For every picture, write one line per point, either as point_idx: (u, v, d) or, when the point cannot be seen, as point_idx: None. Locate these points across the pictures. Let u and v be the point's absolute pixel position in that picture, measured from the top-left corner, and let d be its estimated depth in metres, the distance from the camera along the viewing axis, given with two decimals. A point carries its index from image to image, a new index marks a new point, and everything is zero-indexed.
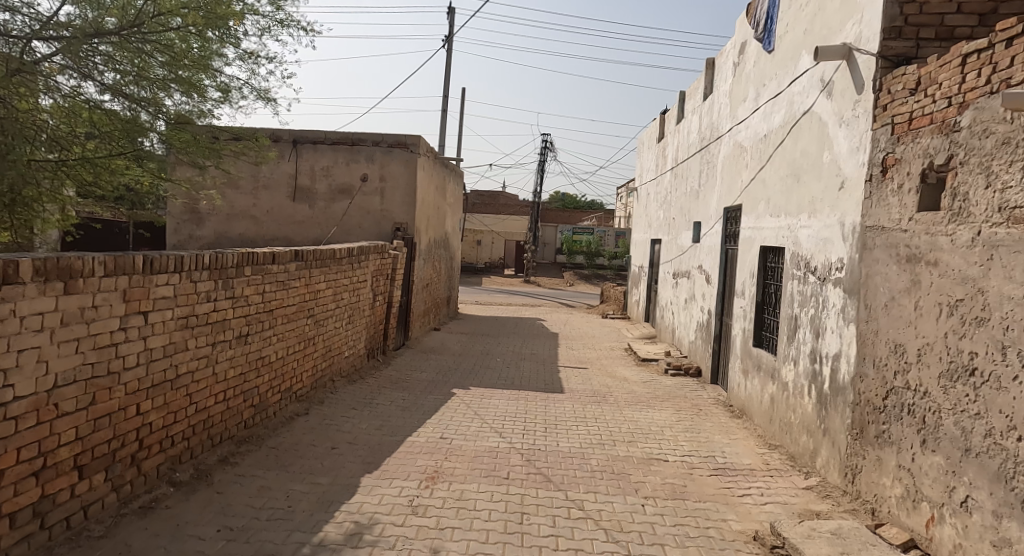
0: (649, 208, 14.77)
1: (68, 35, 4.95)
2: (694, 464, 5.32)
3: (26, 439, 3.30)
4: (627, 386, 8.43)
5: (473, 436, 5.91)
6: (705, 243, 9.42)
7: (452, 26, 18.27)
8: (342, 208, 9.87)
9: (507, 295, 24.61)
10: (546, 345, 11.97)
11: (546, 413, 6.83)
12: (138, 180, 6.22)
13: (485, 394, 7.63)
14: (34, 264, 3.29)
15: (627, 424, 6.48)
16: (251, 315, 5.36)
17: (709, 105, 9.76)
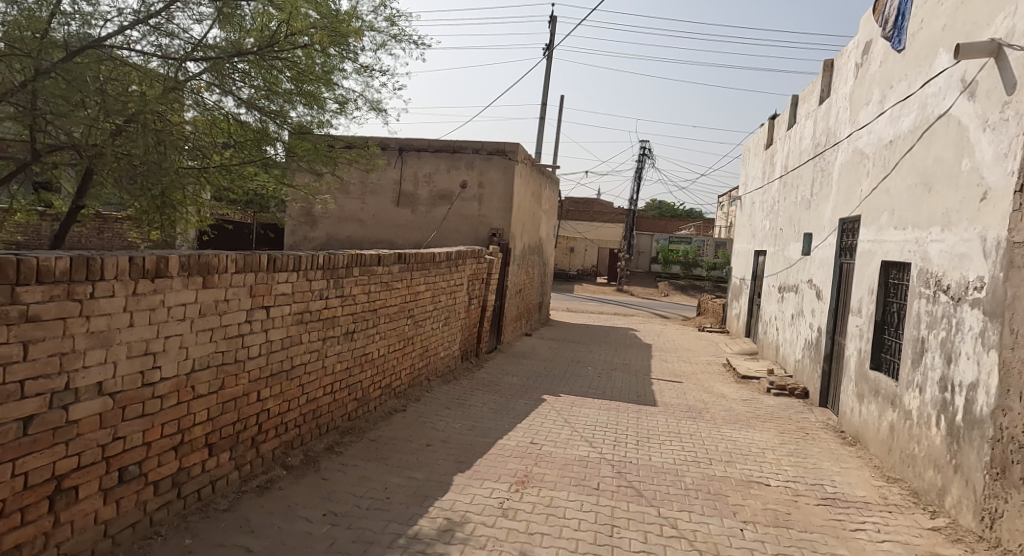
0: (754, 218, 14.35)
1: (214, 56, 5.44)
2: (801, 491, 5.17)
3: (168, 416, 3.68)
4: (725, 403, 8.27)
5: (564, 444, 6.00)
6: (817, 256, 9.08)
7: (552, 34, 18.53)
8: (441, 213, 10.22)
9: (600, 303, 24.52)
10: (640, 356, 11.87)
11: (638, 425, 6.84)
12: (264, 185, 6.78)
13: (576, 402, 7.70)
14: (180, 260, 3.65)
15: (726, 443, 6.37)
16: (357, 313, 5.69)
17: (826, 110, 9.41)
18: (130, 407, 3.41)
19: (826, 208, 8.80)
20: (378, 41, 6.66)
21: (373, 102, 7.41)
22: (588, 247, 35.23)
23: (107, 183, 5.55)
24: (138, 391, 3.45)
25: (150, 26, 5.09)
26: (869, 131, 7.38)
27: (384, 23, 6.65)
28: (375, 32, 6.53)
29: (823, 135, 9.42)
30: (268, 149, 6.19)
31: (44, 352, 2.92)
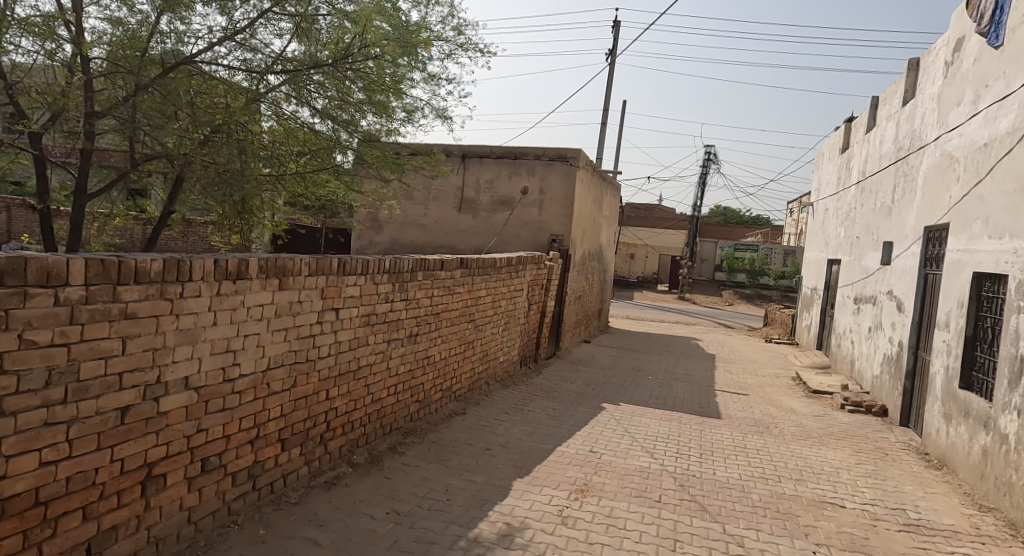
0: (828, 226, 13.91)
1: (293, 68, 5.78)
2: (880, 516, 5.00)
3: (246, 411, 3.87)
4: (795, 418, 8.05)
5: (623, 454, 5.98)
6: (898, 265, 8.75)
7: (615, 38, 18.44)
8: (502, 218, 10.32)
9: (661, 311, 24.19)
10: (702, 366, 11.67)
11: (701, 438, 6.75)
12: (334, 192, 7.05)
13: (636, 411, 7.65)
14: (259, 262, 3.84)
15: (795, 460, 6.22)
16: (421, 316, 5.83)
17: (911, 111, 9.05)
18: (212, 401, 3.60)
19: (910, 215, 8.48)
20: (446, 50, 6.80)
21: (439, 109, 7.58)
22: (648, 253, 34.82)
23: (195, 189, 5.92)
24: (219, 386, 3.64)
25: (237, 42, 5.37)
26: (959, 133, 7.08)
27: (451, 32, 6.79)
28: (444, 41, 6.68)
29: (906, 138, 9.08)
30: (339, 157, 6.44)
31: (138, 347, 3.12)
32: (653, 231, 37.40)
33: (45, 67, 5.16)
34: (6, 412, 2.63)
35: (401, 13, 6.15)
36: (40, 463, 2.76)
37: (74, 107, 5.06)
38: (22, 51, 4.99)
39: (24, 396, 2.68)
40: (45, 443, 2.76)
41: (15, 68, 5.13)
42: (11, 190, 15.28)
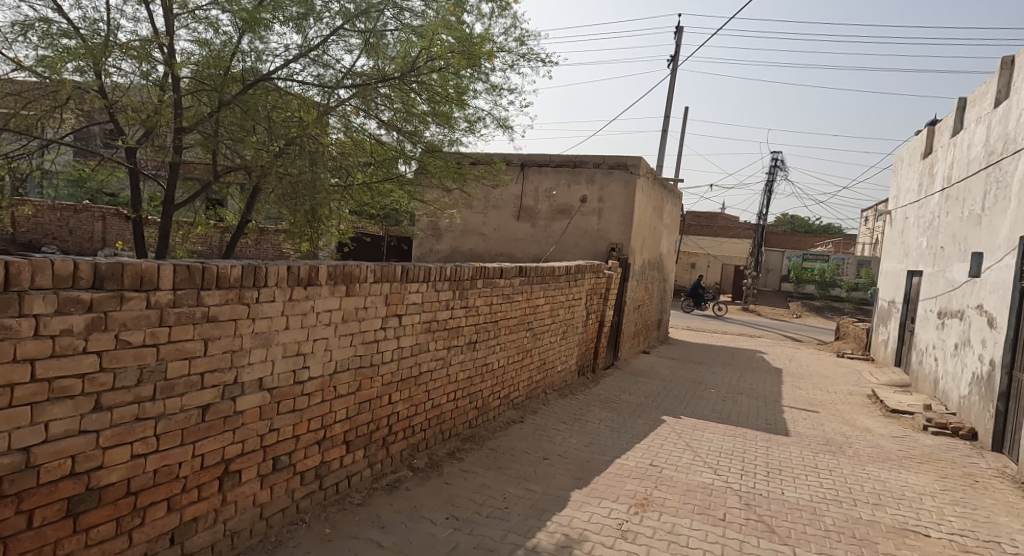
0: (909, 236, 13.36)
1: (361, 82, 6.04)
2: (968, 548, 4.76)
3: (314, 413, 4.01)
4: (872, 439, 7.75)
5: (685, 468, 5.89)
6: (989, 278, 8.34)
7: (678, 43, 18.21)
8: (561, 227, 10.32)
9: (725, 323, 23.67)
10: (769, 381, 11.36)
11: (769, 455, 6.59)
12: (398, 201, 7.24)
13: (698, 425, 7.53)
14: (328, 269, 3.98)
15: (872, 484, 5.99)
16: (480, 324, 5.91)
17: (1004, 112, 8.64)
18: (283, 402, 3.75)
19: (1004, 223, 8.06)
20: (509, 61, 6.88)
21: (501, 120, 7.68)
22: (711, 263, 34.12)
23: (270, 200, 6.21)
24: (290, 387, 3.79)
25: (310, 59, 5.60)
26: None
27: (514, 43, 6.87)
28: (506, 52, 6.77)
29: (998, 142, 8.66)
30: (400, 166, 6.60)
31: (219, 349, 3.29)
32: (717, 240, 36.65)
33: (139, 87, 5.50)
34: (104, 407, 2.81)
35: (466, 26, 6.27)
36: (132, 455, 2.94)
37: (165, 123, 5.41)
38: (120, 72, 5.34)
39: (119, 392, 2.86)
40: (136, 437, 2.94)
41: (115, 88, 5.47)
42: (104, 200, 16.30)
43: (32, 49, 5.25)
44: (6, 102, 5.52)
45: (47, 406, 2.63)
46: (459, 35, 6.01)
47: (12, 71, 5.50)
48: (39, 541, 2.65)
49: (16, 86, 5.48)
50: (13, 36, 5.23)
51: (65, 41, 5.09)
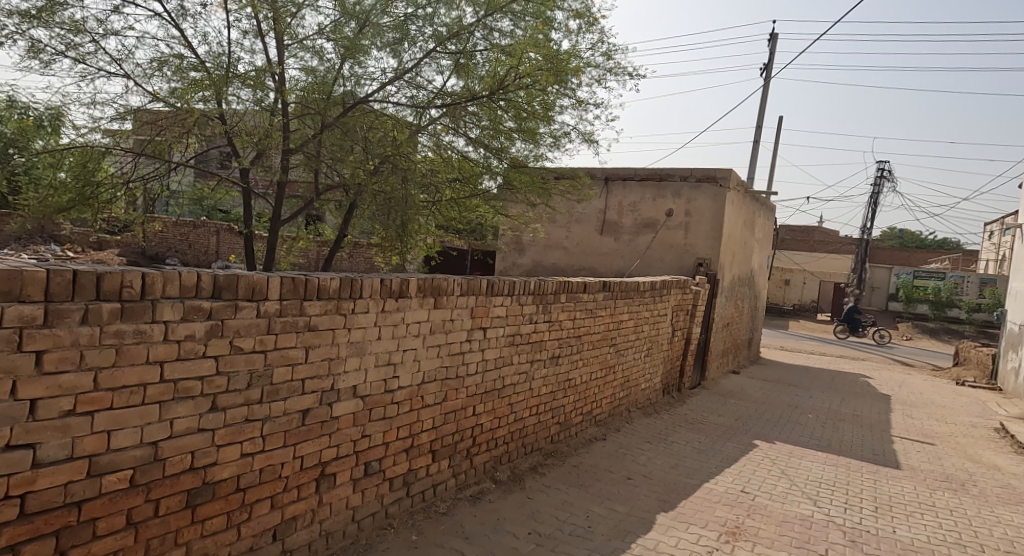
0: None
1: (451, 101, 6.31)
2: None
3: (403, 421, 4.15)
4: (999, 477, 7.17)
5: (781, 497, 5.66)
6: None
7: (773, 51, 17.65)
8: (646, 241, 10.20)
9: (825, 344, 22.57)
10: (875, 408, 10.75)
11: (876, 489, 6.23)
12: (484, 216, 7.44)
13: (794, 452, 7.22)
14: (418, 282, 4.12)
15: (1003, 529, 5.53)
16: (563, 338, 5.94)
17: None
18: (375, 409, 3.91)
19: None
20: (596, 76, 6.91)
21: (586, 133, 7.72)
22: (808, 280, 32.69)
23: (365, 216, 6.50)
24: (381, 396, 3.94)
25: (404, 81, 5.84)
26: None
27: (602, 58, 6.90)
28: (593, 67, 6.82)
29: None
30: (485, 182, 6.77)
31: (319, 356, 3.48)
32: (816, 256, 35.08)
33: (253, 112, 5.87)
34: (218, 408, 3.03)
35: (554, 44, 6.38)
36: (241, 454, 3.14)
37: (275, 145, 5.81)
38: (238, 100, 5.76)
39: (232, 394, 3.07)
40: (245, 437, 3.15)
41: (233, 115, 5.90)
42: (219, 217, 17.49)
43: (166, 82, 5.75)
44: (143, 129, 6.07)
45: (171, 405, 2.84)
46: (546, 53, 6.10)
47: (148, 103, 6.01)
48: (162, 530, 2.86)
49: (152, 115, 5.95)
50: (151, 71, 5.75)
51: (194, 74, 5.56)
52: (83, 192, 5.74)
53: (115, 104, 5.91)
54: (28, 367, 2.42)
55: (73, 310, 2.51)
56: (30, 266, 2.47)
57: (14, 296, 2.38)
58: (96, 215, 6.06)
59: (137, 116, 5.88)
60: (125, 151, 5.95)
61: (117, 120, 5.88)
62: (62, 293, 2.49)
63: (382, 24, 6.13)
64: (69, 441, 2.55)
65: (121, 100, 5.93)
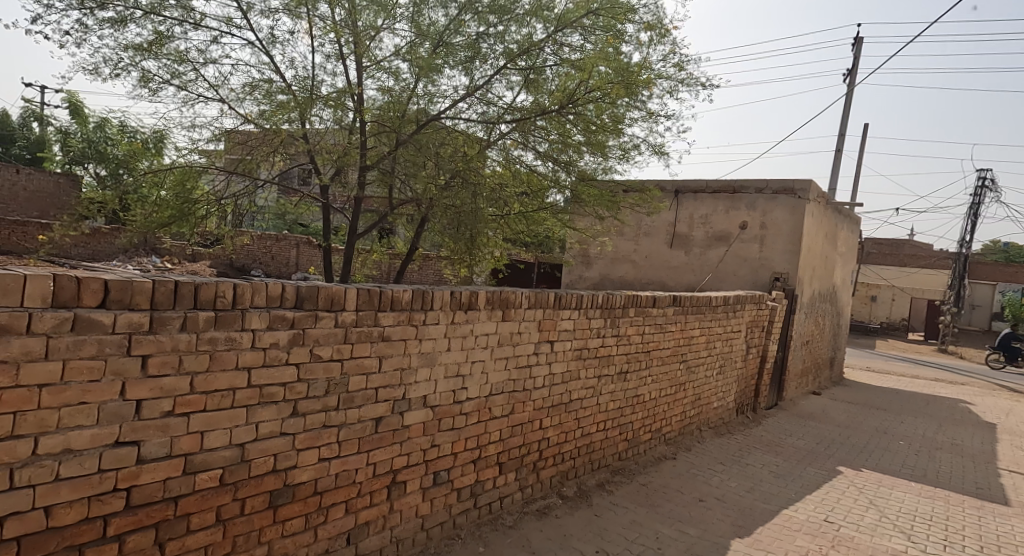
0: None
1: (520, 115, 6.39)
2: None
3: (470, 432, 4.20)
4: None
5: (869, 530, 5.38)
6: None
7: (858, 55, 16.99)
8: (718, 255, 10.00)
9: (916, 365, 21.35)
10: (974, 437, 10.07)
11: (977, 525, 5.83)
12: (551, 229, 7.47)
13: (884, 482, 6.84)
14: (487, 295, 4.18)
15: None
16: (632, 354, 5.88)
17: None
18: (444, 419, 3.98)
19: None
20: (667, 87, 6.87)
21: (656, 146, 7.66)
22: (897, 295, 30.99)
23: (435, 229, 6.67)
24: (450, 406, 4.01)
25: (475, 97, 5.97)
26: None
27: (673, 69, 6.86)
28: (665, 79, 6.77)
29: None
30: (550, 197, 6.82)
31: (391, 366, 3.58)
32: (906, 272, 33.31)
33: (333, 131, 6.18)
34: (299, 413, 3.16)
35: (625, 56, 6.37)
36: (319, 459, 3.27)
37: (353, 162, 6.05)
38: (320, 120, 6.04)
39: (311, 400, 3.20)
40: (323, 443, 3.27)
41: (315, 134, 6.18)
42: (301, 231, 18.16)
43: (257, 105, 6.07)
44: (234, 149, 6.42)
45: (256, 409, 2.99)
46: (616, 66, 6.09)
47: (240, 125, 6.37)
48: (247, 527, 3.00)
49: (243, 136, 6.31)
50: (244, 95, 6.08)
51: (282, 98, 5.85)
52: (182, 207, 6.22)
53: (211, 127, 6.29)
54: (135, 370, 2.59)
55: (173, 317, 2.68)
56: (138, 277, 2.64)
57: (125, 303, 2.55)
58: (193, 230, 6.49)
59: (230, 137, 6.25)
60: (219, 169, 6.37)
61: (213, 141, 6.28)
62: (165, 302, 2.65)
63: (455, 43, 6.30)
64: (168, 440, 2.71)
65: (216, 123, 6.32)
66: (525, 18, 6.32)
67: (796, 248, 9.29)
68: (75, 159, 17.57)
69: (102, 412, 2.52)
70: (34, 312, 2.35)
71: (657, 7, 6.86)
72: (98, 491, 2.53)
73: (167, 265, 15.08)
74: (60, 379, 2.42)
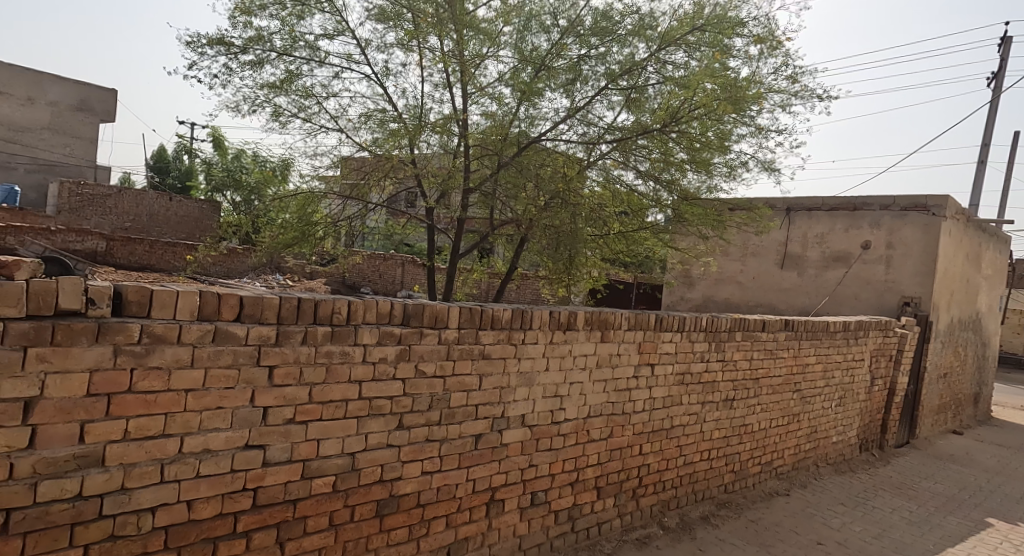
0: None
1: (622, 136, 6.30)
2: None
3: (568, 453, 4.08)
4: None
5: None
6: None
7: (1001, 58, 15.55)
8: (836, 276, 9.39)
9: None
10: None
11: None
12: (652, 249, 7.26)
13: None
14: (585, 315, 4.07)
15: None
16: (739, 380, 5.56)
17: None
18: (542, 439, 3.89)
19: None
20: (779, 101, 6.56)
21: (766, 162, 7.31)
22: None
23: (535, 249, 6.64)
24: (548, 426, 3.91)
25: (576, 118, 5.91)
26: None
27: (786, 82, 6.54)
28: (777, 93, 6.46)
29: None
30: (648, 216, 6.63)
31: (491, 384, 3.54)
32: None
33: (439, 155, 6.33)
34: (404, 426, 3.17)
35: (733, 72, 6.14)
36: (422, 472, 3.27)
37: (457, 185, 6.18)
38: (428, 145, 6.22)
39: (416, 414, 3.21)
40: (425, 456, 3.26)
41: (422, 158, 6.35)
42: (407, 250, 18.71)
43: (371, 133, 6.33)
44: (350, 175, 6.69)
45: (366, 420, 3.02)
46: (723, 82, 5.85)
47: (357, 152, 6.67)
48: (356, 534, 3.02)
49: (358, 162, 6.58)
50: (359, 125, 6.35)
51: (394, 126, 6.06)
52: (304, 230, 6.54)
53: (331, 154, 6.67)
54: (263, 380, 2.68)
55: (296, 331, 2.76)
56: (266, 293, 2.74)
57: (257, 317, 2.66)
58: (313, 251, 6.82)
59: (346, 164, 6.54)
60: (337, 195, 6.68)
61: (331, 168, 6.60)
62: (290, 317, 2.74)
63: (557, 67, 6.26)
64: (289, 446, 2.78)
65: (336, 151, 6.66)
66: (628, 38, 6.22)
67: (929, 270, 8.55)
68: (218, 186, 19.16)
69: (236, 416, 2.62)
70: (183, 324, 2.46)
71: (769, 18, 6.58)
72: (231, 489, 2.62)
73: (290, 282, 16.02)
74: (202, 385, 2.52)
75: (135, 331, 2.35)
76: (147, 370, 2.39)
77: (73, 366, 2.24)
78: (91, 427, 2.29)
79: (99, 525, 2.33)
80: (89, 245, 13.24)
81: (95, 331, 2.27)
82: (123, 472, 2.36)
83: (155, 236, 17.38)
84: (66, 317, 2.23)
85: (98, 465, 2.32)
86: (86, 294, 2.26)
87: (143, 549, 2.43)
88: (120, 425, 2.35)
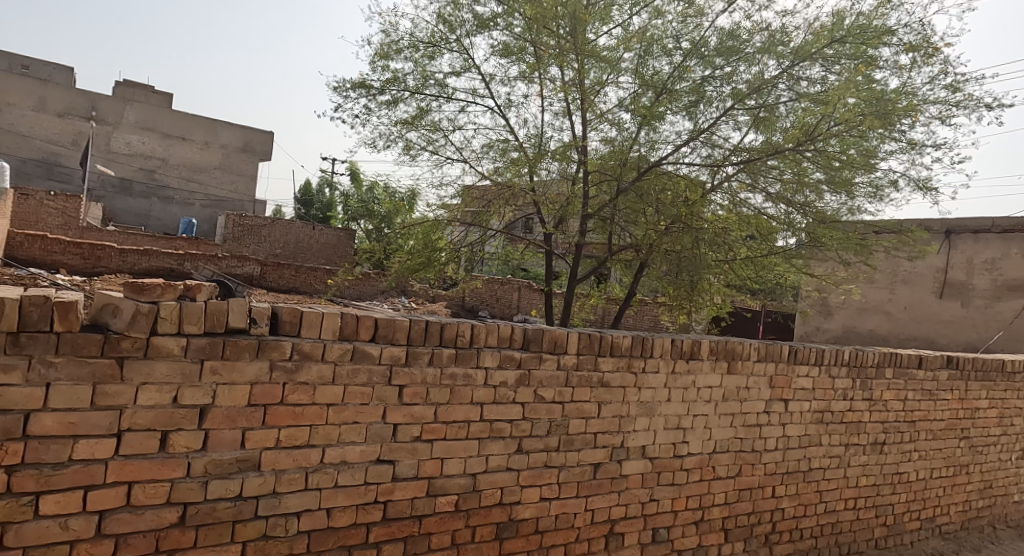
0: None
1: (749, 157, 5.86)
2: None
3: (693, 490, 3.73)
4: None
5: None
6: None
7: None
8: (1010, 308, 8.26)
9: None
10: None
11: None
12: (785, 276, 6.71)
13: None
14: (710, 343, 3.73)
15: None
16: (890, 422, 4.92)
17: None
18: (664, 473, 3.56)
19: None
20: (937, 113, 5.88)
21: (921, 181, 6.58)
22: None
23: (654, 274, 6.31)
24: (670, 460, 3.59)
25: (700, 141, 5.58)
26: None
27: (945, 92, 5.86)
28: (936, 104, 5.79)
29: None
30: (779, 239, 6.13)
31: (610, 413, 3.28)
32: None
33: (558, 181, 6.12)
34: (523, 450, 2.98)
35: (881, 84, 5.59)
36: (541, 498, 3.06)
37: (575, 212, 6.06)
38: (547, 172, 6.06)
39: (535, 439, 3.01)
40: (545, 482, 3.06)
41: (538, 186, 6.17)
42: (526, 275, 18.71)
43: (492, 162, 6.31)
44: (472, 203, 6.68)
45: (487, 442, 2.86)
46: (869, 95, 5.27)
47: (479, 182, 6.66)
48: None
49: (480, 191, 6.57)
50: (482, 154, 6.34)
51: (515, 154, 6.04)
52: (429, 255, 6.64)
53: (453, 184, 6.58)
54: (393, 397, 2.60)
55: (423, 352, 2.66)
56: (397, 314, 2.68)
57: (389, 338, 2.58)
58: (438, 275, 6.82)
59: (468, 193, 6.56)
60: (459, 222, 6.70)
61: (454, 197, 6.62)
62: (419, 338, 2.65)
63: (679, 89, 5.99)
64: (416, 463, 2.67)
65: (459, 180, 6.62)
66: (757, 56, 5.81)
67: None
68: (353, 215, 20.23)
69: (370, 430, 2.54)
70: (328, 343, 2.43)
71: (923, 24, 5.94)
72: (364, 500, 2.54)
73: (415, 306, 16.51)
74: (342, 400, 2.47)
75: (287, 348, 2.35)
76: (297, 384, 2.37)
77: (237, 378, 2.26)
78: (251, 434, 2.29)
79: (255, 524, 2.30)
80: (247, 270, 14.30)
81: (257, 347, 2.28)
82: (276, 477, 2.34)
83: (300, 262, 18.54)
84: (234, 334, 2.27)
85: (254, 469, 2.31)
86: (250, 314, 2.30)
87: (290, 551, 2.39)
88: (274, 433, 2.33)
